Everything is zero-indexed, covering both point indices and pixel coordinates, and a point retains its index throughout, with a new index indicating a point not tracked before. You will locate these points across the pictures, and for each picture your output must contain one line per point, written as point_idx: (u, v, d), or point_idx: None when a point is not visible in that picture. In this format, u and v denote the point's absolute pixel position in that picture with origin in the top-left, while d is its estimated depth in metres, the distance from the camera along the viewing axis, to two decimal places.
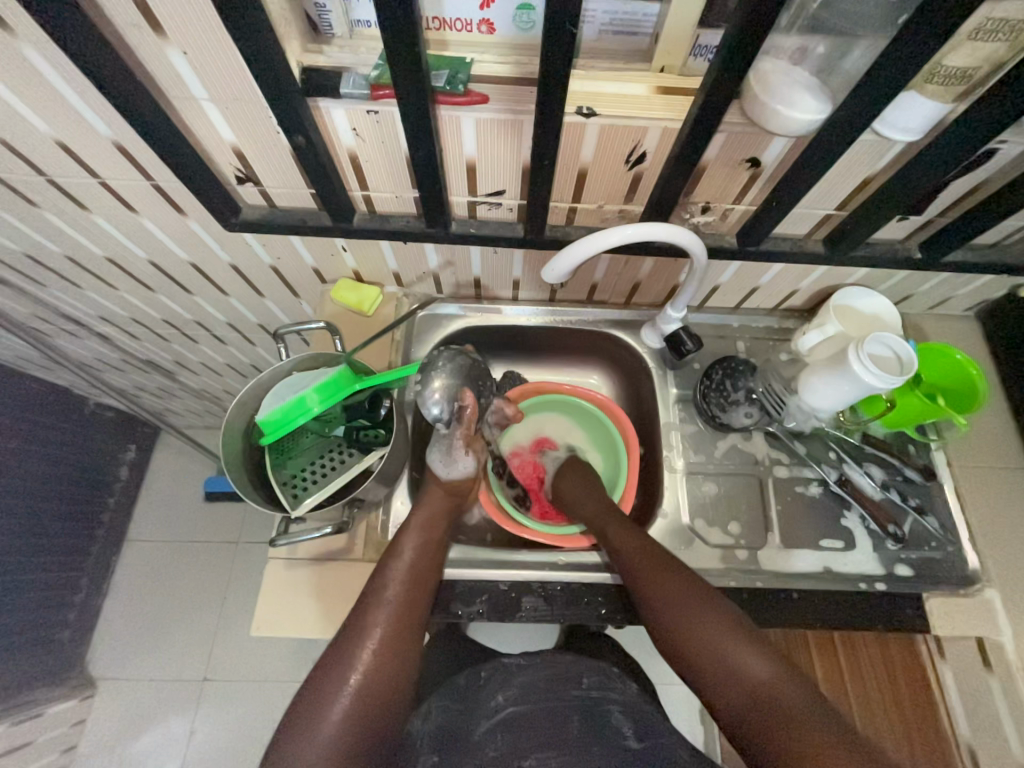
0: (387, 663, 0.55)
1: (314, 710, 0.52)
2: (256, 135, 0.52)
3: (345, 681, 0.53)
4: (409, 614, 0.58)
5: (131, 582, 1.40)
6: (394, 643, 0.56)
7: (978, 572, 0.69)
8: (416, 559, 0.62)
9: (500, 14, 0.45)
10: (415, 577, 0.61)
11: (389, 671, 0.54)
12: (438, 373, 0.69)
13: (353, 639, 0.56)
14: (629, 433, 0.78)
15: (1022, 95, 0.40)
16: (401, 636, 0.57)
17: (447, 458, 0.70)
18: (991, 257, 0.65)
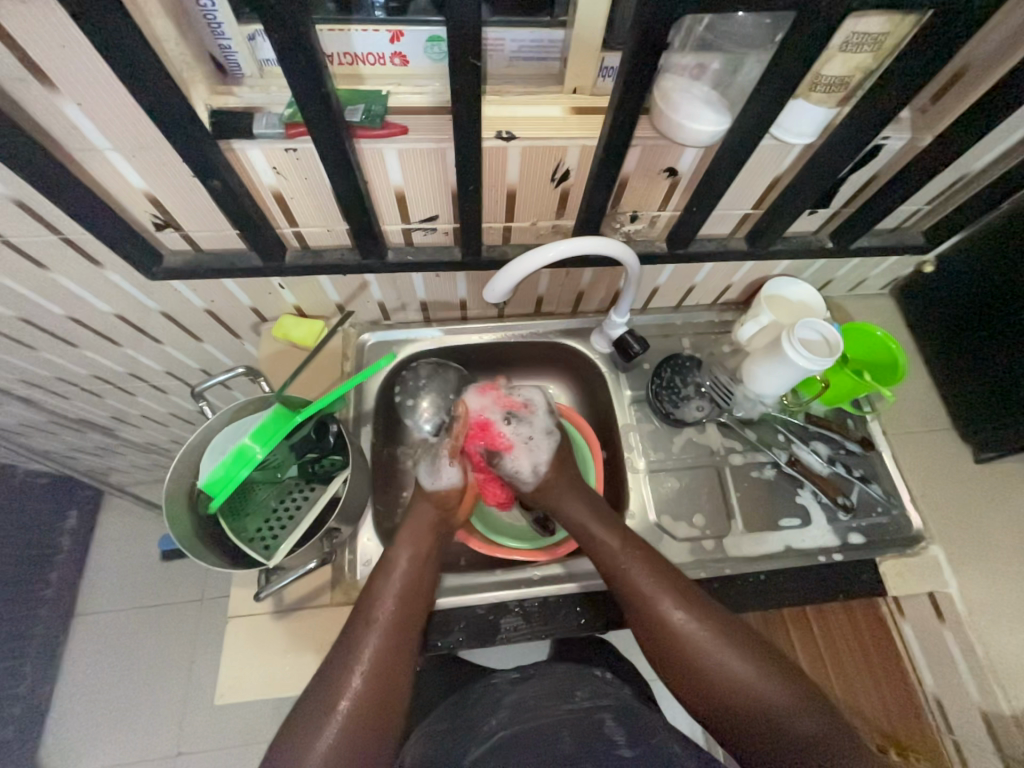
0: (378, 684, 0.55)
1: (305, 733, 0.53)
2: (170, 180, 0.50)
3: (337, 705, 0.54)
4: (400, 631, 0.58)
5: (84, 662, 1.29)
6: (385, 662, 0.56)
7: (922, 530, 0.74)
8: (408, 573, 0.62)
9: (411, 47, 0.46)
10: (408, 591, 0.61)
11: (379, 692, 0.55)
12: (423, 391, 0.76)
13: (343, 657, 0.56)
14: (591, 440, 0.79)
15: (891, 98, 0.44)
16: (392, 655, 0.57)
17: (435, 471, 0.71)
18: (893, 240, 0.71)
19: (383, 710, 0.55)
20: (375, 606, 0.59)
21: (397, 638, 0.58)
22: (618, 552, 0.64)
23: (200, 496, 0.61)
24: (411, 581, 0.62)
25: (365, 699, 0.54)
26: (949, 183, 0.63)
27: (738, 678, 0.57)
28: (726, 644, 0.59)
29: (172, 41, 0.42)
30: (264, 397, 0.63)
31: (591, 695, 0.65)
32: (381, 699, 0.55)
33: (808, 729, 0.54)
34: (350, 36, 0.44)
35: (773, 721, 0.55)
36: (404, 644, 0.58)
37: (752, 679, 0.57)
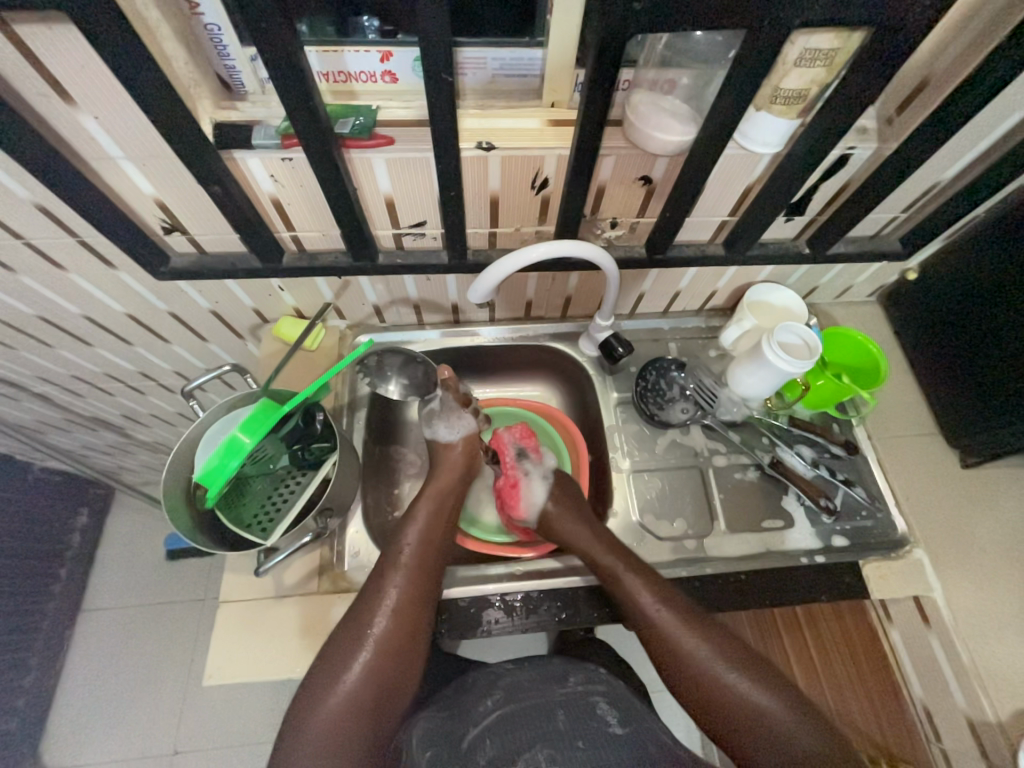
0: (405, 621, 0.60)
1: (335, 664, 0.57)
2: (177, 187, 0.54)
3: (367, 637, 0.59)
4: (422, 583, 0.62)
5: (88, 656, 1.32)
6: (410, 597, 0.61)
7: (907, 534, 0.74)
8: (429, 527, 0.67)
9: (399, 65, 0.50)
10: (428, 543, 0.66)
11: (408, 627, 0.60)
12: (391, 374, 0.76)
13: (375, 594, 0.61)
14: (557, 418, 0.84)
15: (847, 110, 0.46)
16: (414, 605, 0.61)
17: (456, 426, 0.75)
18: (869, 247, 0.72)
19: (414, 640, 0.60)
20: (398, 557, 0.63)
21: (421, 576, 0.62)
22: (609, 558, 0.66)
23: (196, 489, 0.63)
24: (432, 536, 0.67)
25: (394, 632, 0.59)
26: (922, 191, 0.65)
27: (725, 677, 0.59)
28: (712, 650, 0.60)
29: (181, 62, 0.46)
30: (252, 392, 0.65)
31: (585, 679, 0.67)
32: (404, 644, 0.59)
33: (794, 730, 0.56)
34: (343, 56, 0.48)
35: (758, 721, 0.57)
36: (424, 596, 0.62)
37: (724, 670, 0.59)
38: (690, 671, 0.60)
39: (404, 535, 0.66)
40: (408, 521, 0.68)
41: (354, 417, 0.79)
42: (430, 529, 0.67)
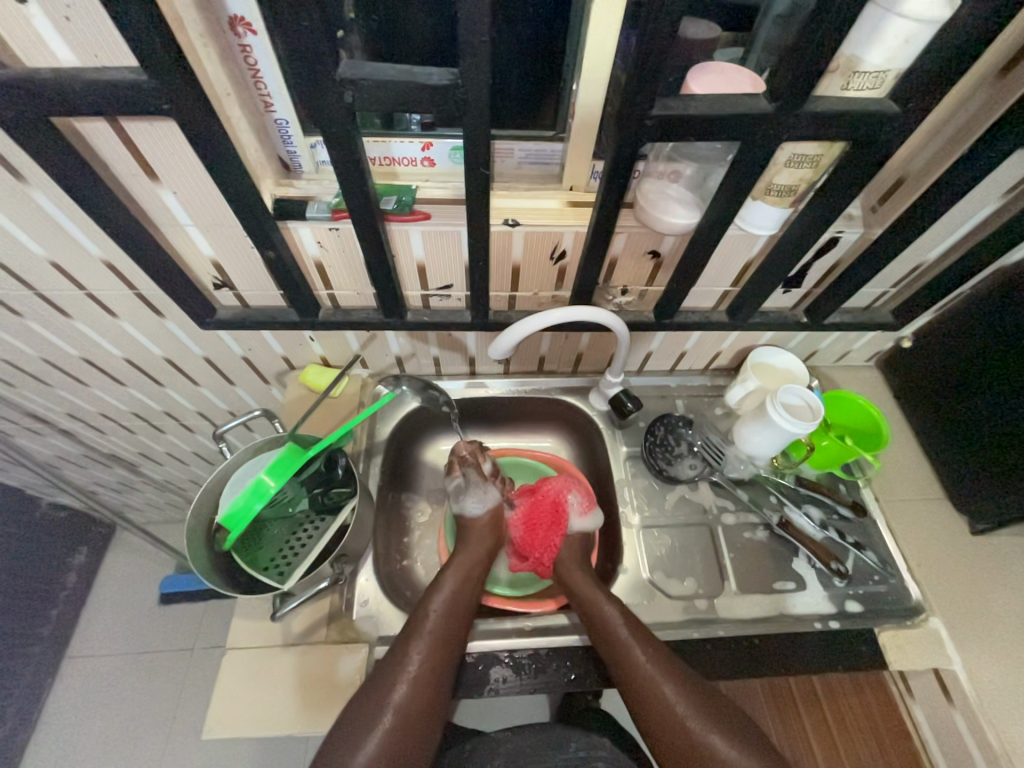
0: (426, 693, 0.58)
1: (350, 734, 0.55)
2: (233, 250, 0.61)
3: (385, 708, 0.57)
4: (444, 653, 0.61)
5: (67, 706, 1.26)
6: (433, 668, 0.60)
7: (921, 601, 0.73)
8: (455, 594, 0.67)
9: (439, 153, 0.57)
10: (454, 611, 0.65)
11: (427, 701, 0.58)
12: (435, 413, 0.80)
13: (397, 661, 0.60)
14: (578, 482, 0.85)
15: (834, 203, 0.52)
16: (434, 678, 0.59)
17: (483, 499, 0.79)
18: (864, 317, 0.77)
19: (429, 716, 0.58)
20: (422, 627, 0.62)
21: (446, 646, 0.62)
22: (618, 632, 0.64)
23: (218, 531, 0.65)
24: (457, 602, 0.66)
25: (413, 704, 0.58)
26: (909, 270, 0.71)
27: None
28: (728, 740, 0.57)
29: (253, 149, 0.54)
30: (279, 437, 0.68)
31: (586, 746, 0.65)
32: (423, 720, 0.57)
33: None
34: (390, 145, 0.56)
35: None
36: (446, 668, 0.61)
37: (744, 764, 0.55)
38: (706, 763, 0.57)
39: (430, 601, 0.66)
40: (432, 588, 0.68)
41: (371, 463, 0.81)
42: (454, 597, 0.67)
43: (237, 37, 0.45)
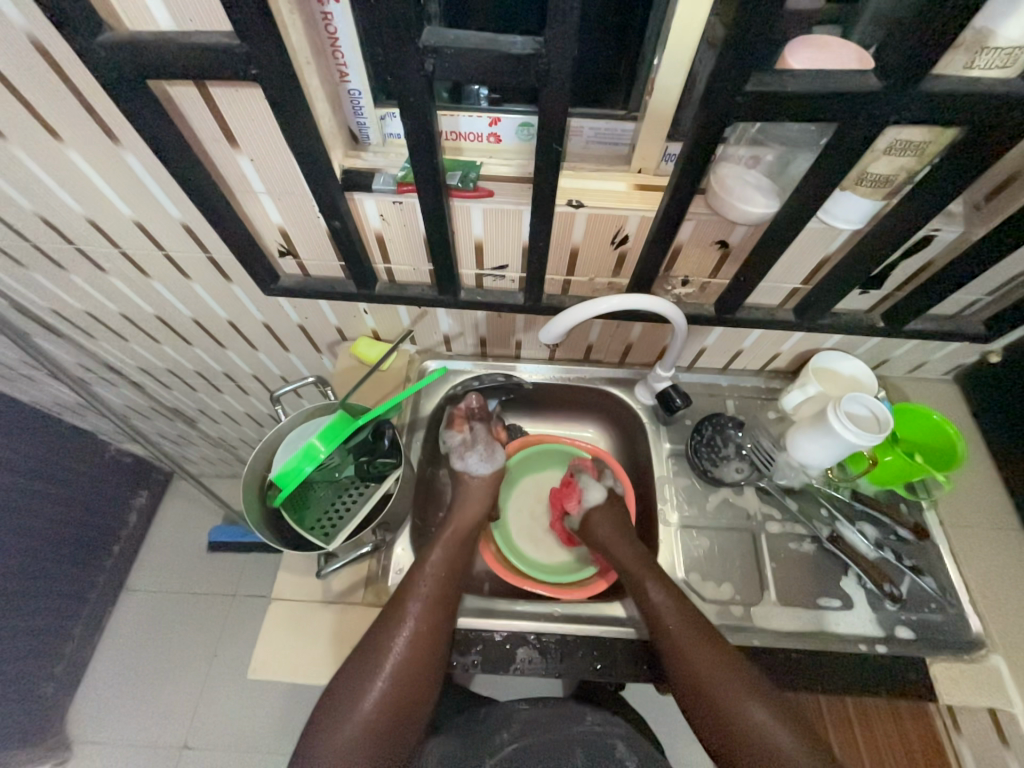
0: (422, 647, 0.62)
1: (355, 682, 0.61)
2: (300, 219, 0.62)
3: (384, 661, 0.62)
4: (436, 613, 0.64)
5: (125, 633, 1.39)
6: (427, 624, 0.63)
7: (982, 636, 0.68)
8: (447, 557, 0.70)
9: (506, 129, 0.56)
10: (446, 572, 0.68)
11: (423, 653, 0.62)
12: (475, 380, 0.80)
13: (393, 618, 0.64)
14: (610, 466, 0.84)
15: (938, 196, 0.48)
16: (429, 636, 0.63)
17: (489, 459, 0.79)
18: (950, 326, 0.71)
19: (427, 665, 0.63)
20: (415, 587, 0.66)
21: (438, 606, 0.65)
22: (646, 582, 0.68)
23: (269, 488, 0.69)
24: (449, 565, 0.69)
25: (411, 656, 0.62)
26: (1011, 277, 0.64)
27: (761, 720, 0.59)
28: (742, 687, 0.61)
29: (326, 117, 0.54)
30: (331, 404, 0.70)
31: (603, 720, 0.65)
32: (421, 669, 0.62)
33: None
34: (459, 119, 0.55)
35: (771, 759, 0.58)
36: (439, 627, 0.64)
37: (756, 710, 0.60)
38: (725, 708, 0.60)
39: (422, 564, 0.68)
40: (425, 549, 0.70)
41: (413, 436, 0.82)
42: (446, 560, 0.70)
43: (320, 4, 0.45)
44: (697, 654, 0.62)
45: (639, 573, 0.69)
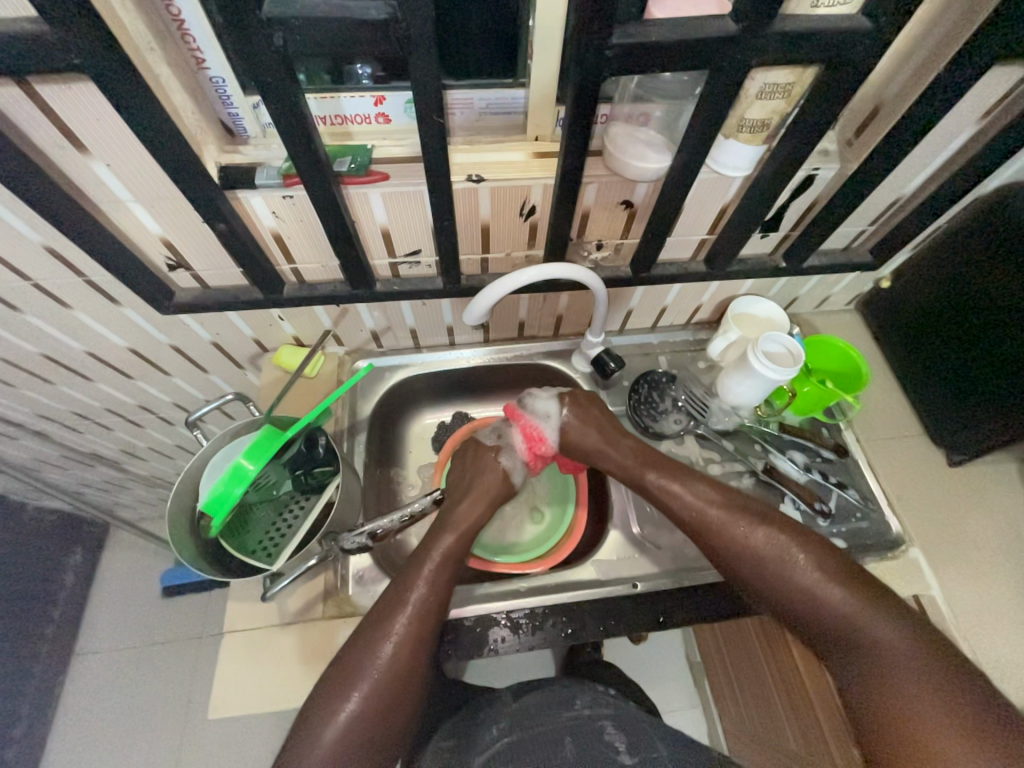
0: (410, 652, 0.58)
1: (337, 686, 0.56)
2: (183, 226, 0.57)
3: (370, 663, 0.57)
4: (430, 614, 0.61)
5: (80, 702, 1.28)
6: (418, 627, 0.60)
7: (901, 534, 0.75)
8: (450, 549, 0.65)
9: (393, 108, 0.53)
10: (444, 568, 0.64)
11: (409, 660, 0.58)
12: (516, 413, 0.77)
13: (384, 617, 0.60)
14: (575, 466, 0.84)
15: (809, 134, 0.50)
16: (418, 641, 0.59)
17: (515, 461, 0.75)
18: (842, 258, 0.76)
19: (412, 675, 0.58)
20: (411, 583, 0.62)
21: (433, 606, 0.61)
22: (648, 475, 0.69)
23: (201, 520, 0.64)
24: (450, 560, 0.64)
25: (398, 663, 0.57)
26: (887, 205, 0.69)
27: (775, 562, 0.59)
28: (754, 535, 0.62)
29: (188, 111, 0.50)
30: (256, 419, 0.66)
31: (592, 703, 0.65)
32: (406, 680, 0.57)
33: (861, 615, 0.55)
34: (341, 101, 0.52)
35: (836, 621, 0.56)
36: (427, 634, 0.60)
37: (777, 560, 0.59)
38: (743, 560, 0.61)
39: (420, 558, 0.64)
40: (427, 540, 0.67)
41: (355, 440, 0.80)
42: (446, 562, 0.64)
43: None
44: (727, 524, 0.62)
45: (638, 470, 0.70)
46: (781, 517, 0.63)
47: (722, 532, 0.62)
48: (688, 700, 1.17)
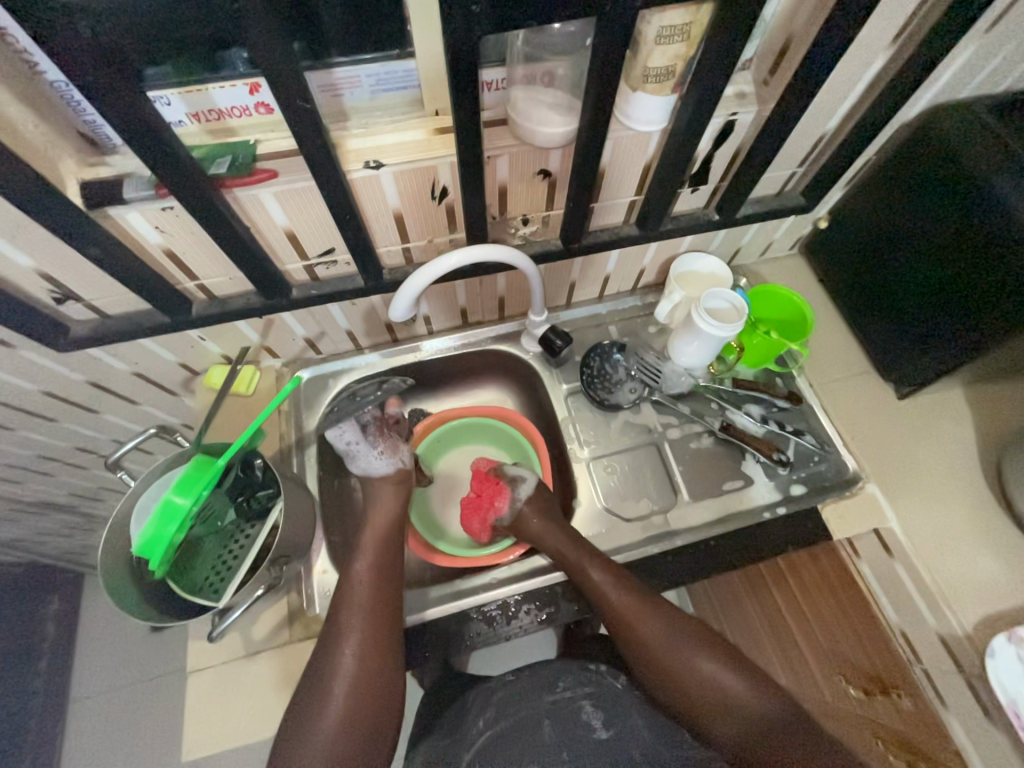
0: (371, 659, 0.57)
1: (303, 724, 0.54)
2: (58, 255, 0.52)
3: (332, 688, 0.55)
4: (381, 620, 0.60)
5: (82, 752, 1.23)
6: (368, 642, 0.58)
7: (858, 471, 0.76)
8: (379, 555, 0.65)
9: (273, 95, 0.46)
10: (379, 574, 0.63)
11: (372, 668, 0.57)
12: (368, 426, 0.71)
13: (333, 640, 0.59)
14: (535, 437, 0.82)
15: (714, 78, 0.47)
16: (376, 647, 0.58)
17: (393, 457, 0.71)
18: (775, 204, 0.75)
19: (378, 684, 0.57)
20: (352, 598, 0.61)
21: (379, 612, 0.60)
22: (574, 555, 0.66)
23: (141, 562, 0.60)
24: (382, 564, 0.64)
25: (358, 676, 0.56)
26: (812, 144, 0.67)
27: (675, 648, 0.61)
28: (658, 620, 0.62)
29: (29, 125, 0.44)
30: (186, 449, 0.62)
31: (573, 684, 0.65)
32: (375, 687, 0.56)
33: (742, 693, 0.58)
34: (210, 93, 0.45)
35: (726, 703, 0.58)
36: (383, 642, 0.59)
37: (675, 646, 0.61)
38: (643, 644, 0.62)
39: (352, 568, 0.64)
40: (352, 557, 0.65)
41: (305, 455, 0.77)
42: (373, 569, 0.64)
43: None
44: (642, 622, 0.62)
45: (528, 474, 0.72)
46: (683, 614, 0.64)
47: (638, 633, 0.62)
48: None
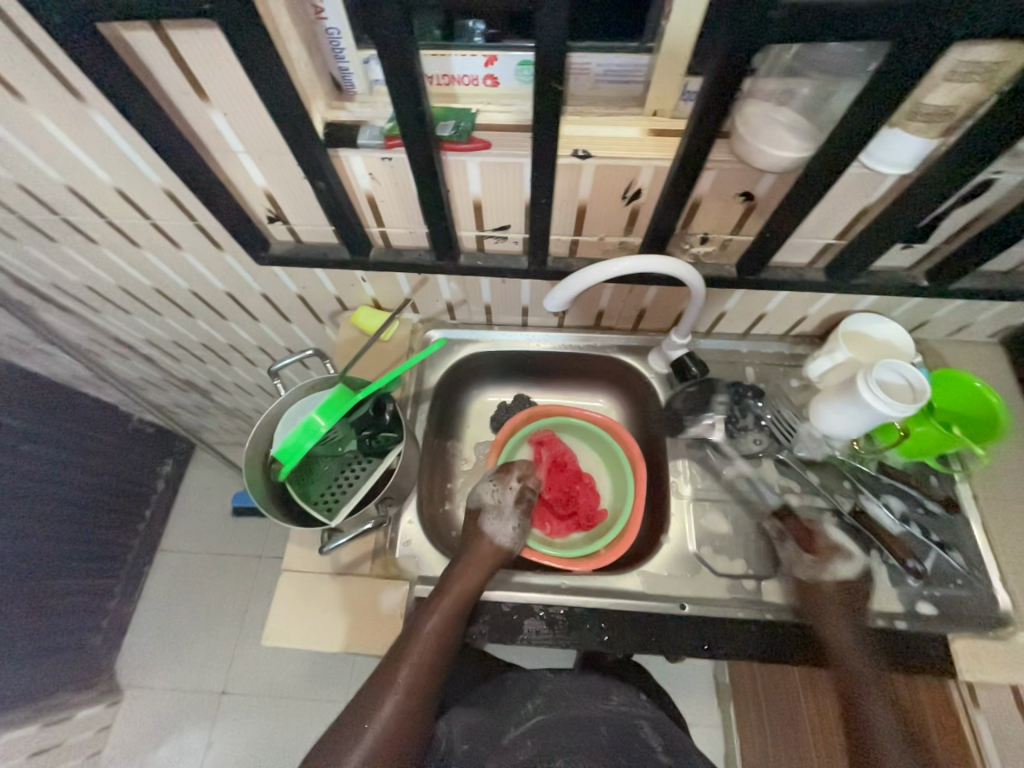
0: (407, 719, 0.59)
1: (333, 751, 0.58)
2: (285, 180, 0.58)
3: (366, 730, 0.58)
4: (425, 686, 0.61)
5: (160, 594, 1.43)
6: (408, 703, 0.60)
7: (1011, 613, 0.64)
8: (445, 619, 0.64)
9: (504, 69, 0.49)
10: (440, 639, 0.63)
11: (402, 728, 0.59)
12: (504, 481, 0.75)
13: (380, 684, 0.61)
14: (633, 449, 0.79)
15: (1007, 130, 0.41)
16: (412, 708, 0.60)
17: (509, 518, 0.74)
18: (1002, 284, 0.64)
19: (404, 744, 0.59)
20: (409, 653, 0.62)
21: (424, 677, 0.61)
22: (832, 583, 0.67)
23: (273, 464, 0.68)
24: (447, 629, 0.64)
25: (389, 731, 0.58)
26: None
27: (868, 703, 0.60)
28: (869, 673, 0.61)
29: (303, 62, 0.49)
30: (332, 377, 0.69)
31: (628, 701, 0.68)
32: (402, 744, 0.58)
33: None
34: (450, 60, 0.48)
35: None
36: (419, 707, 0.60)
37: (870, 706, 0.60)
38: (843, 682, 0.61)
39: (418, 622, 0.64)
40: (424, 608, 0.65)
41: (418, 409, 0.81)
42: (436, 632, 0.63)
43: None
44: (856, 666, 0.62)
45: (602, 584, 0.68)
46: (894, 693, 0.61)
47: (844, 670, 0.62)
48: (711, 716, 1.18)
